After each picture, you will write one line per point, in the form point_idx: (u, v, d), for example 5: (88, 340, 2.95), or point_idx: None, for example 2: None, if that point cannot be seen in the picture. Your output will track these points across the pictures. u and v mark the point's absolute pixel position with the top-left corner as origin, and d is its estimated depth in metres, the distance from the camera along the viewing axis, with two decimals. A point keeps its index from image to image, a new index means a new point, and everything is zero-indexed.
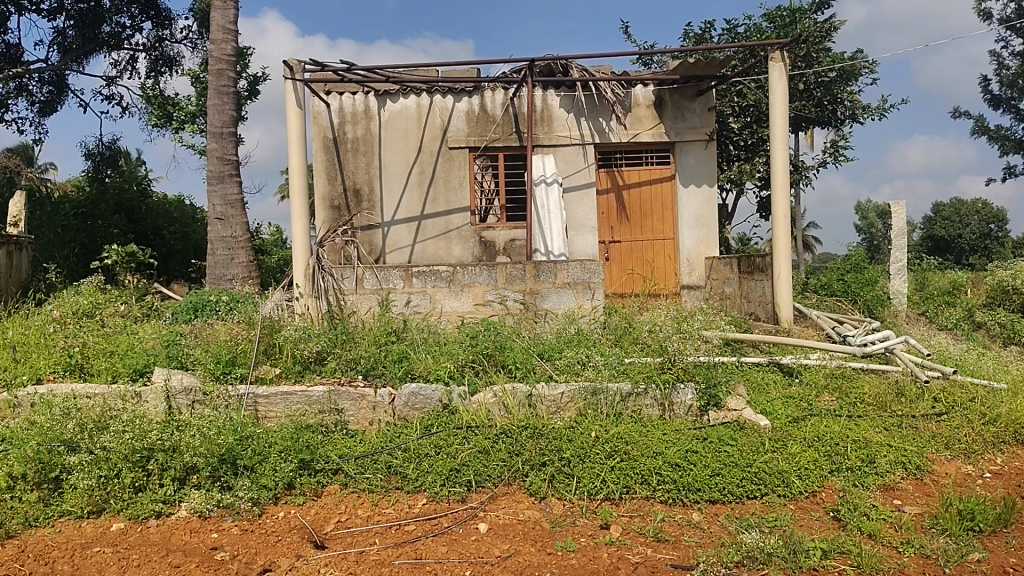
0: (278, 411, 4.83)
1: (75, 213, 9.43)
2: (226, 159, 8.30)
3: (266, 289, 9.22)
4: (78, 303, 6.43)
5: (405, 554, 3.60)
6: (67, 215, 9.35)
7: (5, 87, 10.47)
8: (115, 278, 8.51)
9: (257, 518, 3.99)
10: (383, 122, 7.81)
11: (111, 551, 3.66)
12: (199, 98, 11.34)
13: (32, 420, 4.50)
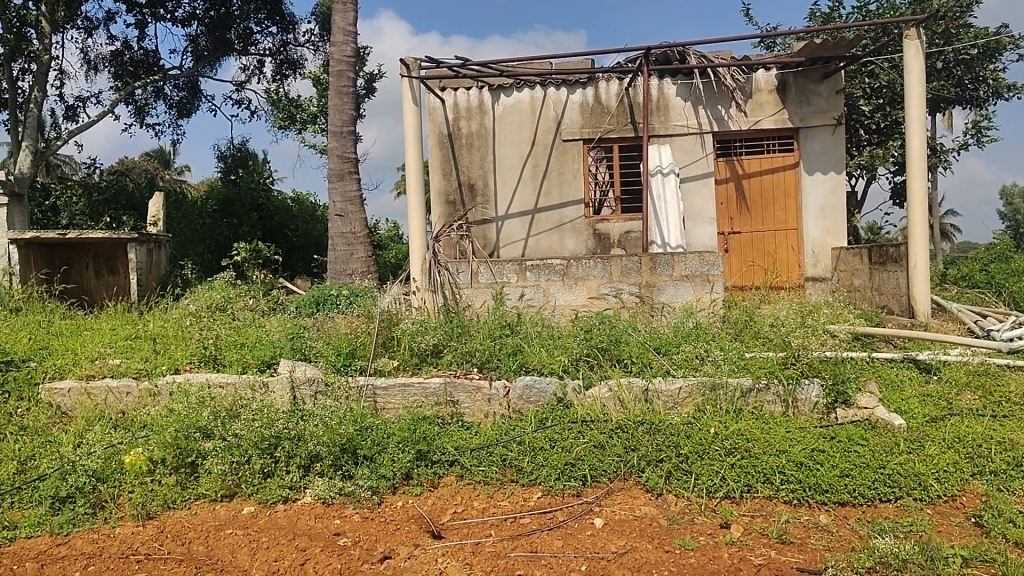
0: (396, 402, 4.94)
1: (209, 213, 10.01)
2: (345, 157, 8.57)
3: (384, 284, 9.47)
4: (211, 298, 6.77)
5: (520, 547, 3.61)
6: (203, 216, 9.98)
7: (144, 93, 11.15)
8: (244, 274, 8.94)
9: (377, 507, 4.09)
10: (497, 116, 7.86)
11: (243, 533, 3.84)
12: (322, 98, 11.76)
13: (170, 408, 4.78)
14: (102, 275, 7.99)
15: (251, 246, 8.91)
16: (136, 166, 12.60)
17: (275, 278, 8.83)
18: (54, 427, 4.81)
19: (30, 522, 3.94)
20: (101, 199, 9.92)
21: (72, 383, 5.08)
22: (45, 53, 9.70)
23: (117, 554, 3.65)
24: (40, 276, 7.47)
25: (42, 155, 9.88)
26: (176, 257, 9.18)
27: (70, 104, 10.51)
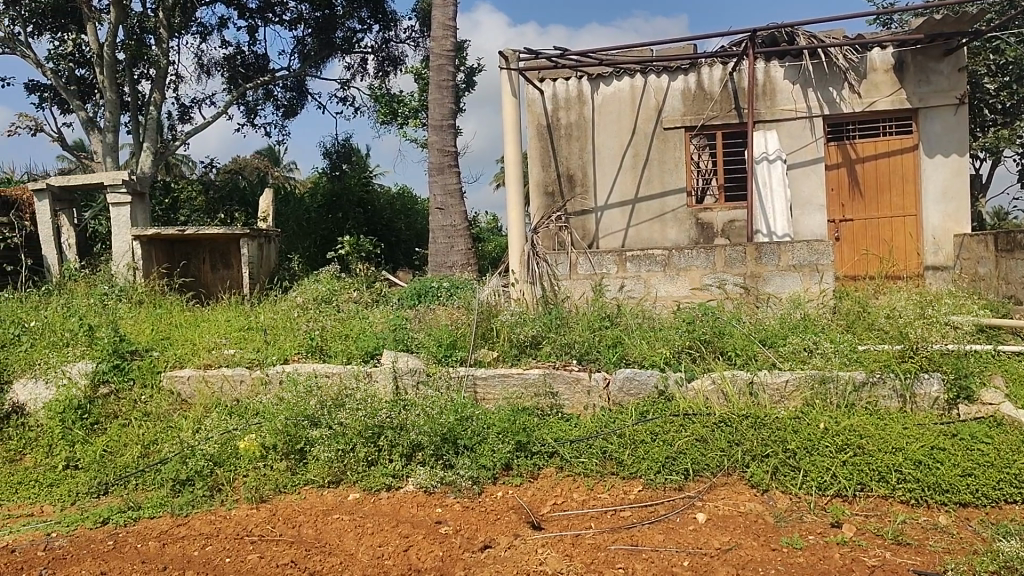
0: (496, 393, 4.99)
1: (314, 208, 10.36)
2: (445, 150, 8.69)
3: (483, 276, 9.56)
4: (318, 291, 7.00)
5: (621, 540, 3.58)
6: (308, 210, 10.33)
7: (255, 94, 11.61)
8: (348, 267, 9.21)
9: (477, 497, 4.14)
10: (596, 106, 7.80)
11: (349, 518, 3.95)
12: (423, 94, 11.95)
13: (280, 397, 4.97)
14: (217, 270, 8.35)
15: (356, 240, 9.19)
16: (246, 164, 13.14)
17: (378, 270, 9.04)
18: (174, 414, 5.08)
19: (154, 503, 4.17)
20: (215, 197, 10.40)
21: (191, 371, 5.34)
22: (163, 58, 10.23)
23: (232, 535, 3.82)
24: (160, 270, 7.89)
25: (161, 156, 10.43)
26: (285, 251, 9.52)
27: (186, 106, 11.05)
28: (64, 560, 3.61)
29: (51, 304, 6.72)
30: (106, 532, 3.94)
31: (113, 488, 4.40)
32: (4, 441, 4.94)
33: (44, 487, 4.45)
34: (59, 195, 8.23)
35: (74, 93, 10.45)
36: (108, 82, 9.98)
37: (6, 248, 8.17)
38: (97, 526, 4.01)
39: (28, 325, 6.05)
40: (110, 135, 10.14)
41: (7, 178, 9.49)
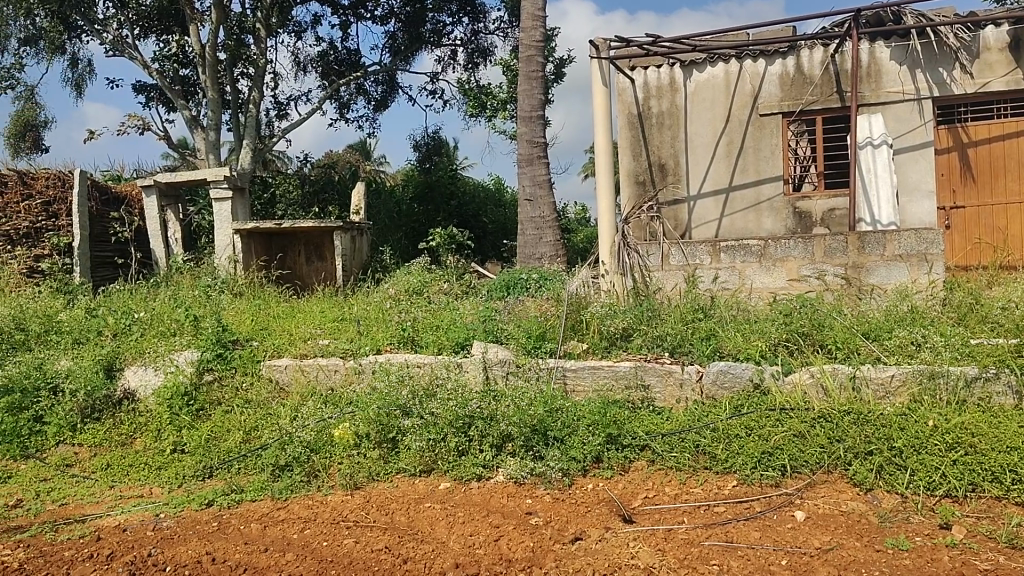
0: (586, 385, 4.96)
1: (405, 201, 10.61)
2: (534, 141, 8.69)
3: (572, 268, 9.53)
4: (409, 283, 7.11)
5: (715, 536, 3.51)
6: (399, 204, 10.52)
7: (348, 90, 11.86)
8: (438, 259, 9.35)
9: (567, 489, 4.13)
10: (689, 93, 7.54)
11: (441, 507, 4.00)
12: (512, 85, 11.98)
13: (373, 386, 5.08)
14: (312, 262, 8.59)
15: (447, 232, 9.34)
16: (338, 158, 13.44)
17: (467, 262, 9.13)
18: (273, 401, 5.25)
19: (255, 486, 4.33)
20: (310, 190, 10.70)
21: (289, 360, 5.51)
22: (261, 57, 10.57)
23: (329, 520, 3.93)
24: (259, 262, 8.19)
25: (259, 152, 10.78)
26: (376, 244, 9.73)
27: (283, 103, 11.38)
28: (171, 540, 3.78)
29: (158, 295, 7.05)
30: (211, 514, 4.11)
31: (217, 472, 4.59)
32: (117, 424, 5.21)
33: (153, 469, 4.68)
34: (165, 191, 8.61)
35: (178, 93, 10.91)
36: (210, 82, 10.38)
37: (117, 242, 8.63)
38: (202, 507, 4.19)
39: (138, 316, 6.36)
40: (212, 133, 10.54)
41: (118, 176, 9.99)
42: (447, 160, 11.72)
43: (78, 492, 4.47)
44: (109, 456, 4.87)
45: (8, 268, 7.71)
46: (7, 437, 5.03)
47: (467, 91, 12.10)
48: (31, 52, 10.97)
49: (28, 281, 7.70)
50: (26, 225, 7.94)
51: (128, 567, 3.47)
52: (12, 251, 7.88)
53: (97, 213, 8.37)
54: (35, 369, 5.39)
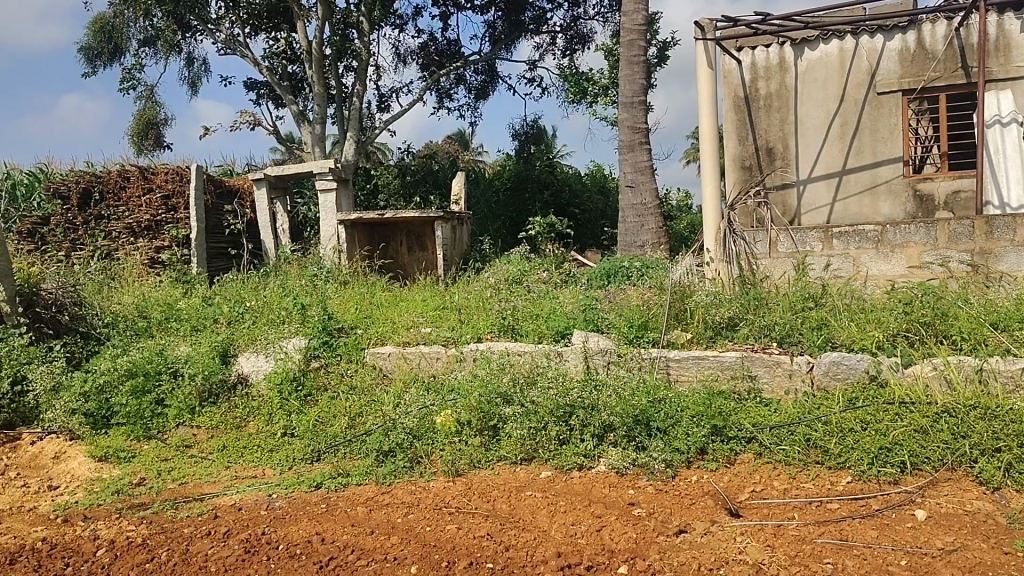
0: (690, 375, 4.88)
1: (504, 189, 10.79)
2: (636, 127, 8.60)
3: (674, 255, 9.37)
4: (509, 272, 7.14)
5: (829, 533, 3.38)
6: (497, 193, 10.68)
7: (448, 80, 11.98)
8: (537, 247, 9.37)
9: (671, 480, 4.07)
10: (800, 73, 7.16)
11: (542, 496, 4.01)
12: (612, 70, 11.84)
13: (474, 374, 5.13)
14: (414, 251, 8.66)
15: (546, 221, 9.37)
16: (437, 148, 13.61)
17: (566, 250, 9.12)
18: (377, 387, 5.37)
19: (361, 471, 4.45)
20: (411, 181, 10.88)
21: (392, 348, 5.61)
22: (364, 50, 10.80)
23: (432, 505, 3.98)
24: (362, 252, 8.36)
25: (362, 145, 11.02)
26: (476, 233, 9.83)
27: (386, 95, 11.61)
28: (283, 520, 3.92)
29: (269, 284, 7.32)
30: (320, 496, 4.24)
31: (324, 456, 4.74)
32: (231, 408, 5.43)
33: (265, 451, 4.87)
34: (275, 184, 8.90)
35: (286, 88, 11.27)
36: (316, 76, 10.67)
37: (230, 234, 9.00)
38: (311, 489, 4.32)
39: (250, 305, 6.62)
40: (318, 126, 10.85)
41: (231, 170, 10.42)
42: (544, 148, 11.70)
43: (196, 471, 4.69)
44: (224, 438, 5.09)
45: (131, 259, 8.22)
46: (132, 418, 5.32)
47: (566, 78, 12.03)
48: (150, 53, 11.54)
49: (148, 271, 8.13)
50: (147, 218, 8.44)
51: (244, 544, 3.62)
52: (136, 244, 8.47)
53: (212, 205, 8.75)
54: (156, 355, 5.68)
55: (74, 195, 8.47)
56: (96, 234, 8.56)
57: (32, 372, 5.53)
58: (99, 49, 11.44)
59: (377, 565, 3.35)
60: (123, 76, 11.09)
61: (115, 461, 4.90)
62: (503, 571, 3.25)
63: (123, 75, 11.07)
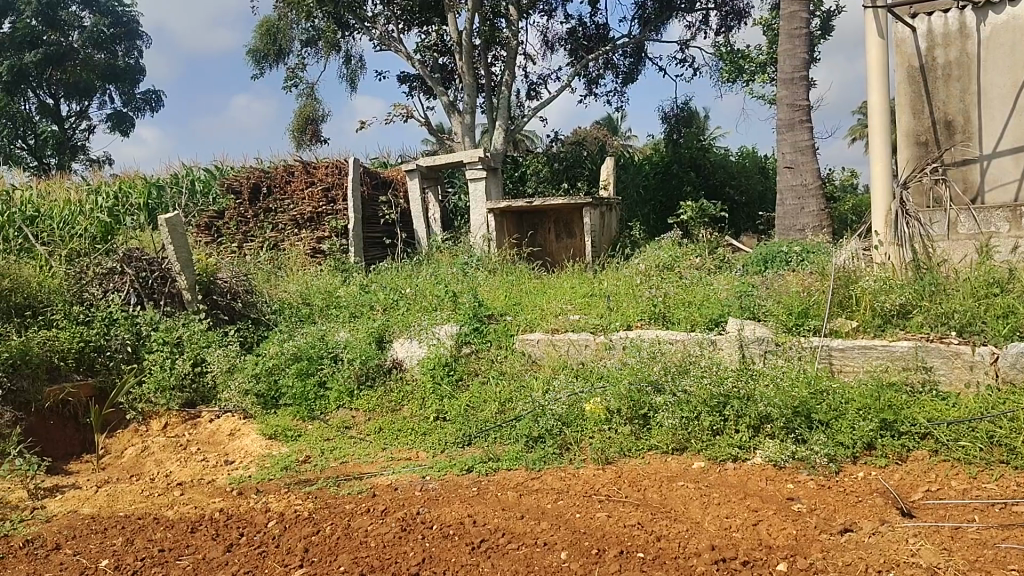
0: (856, 366, 4.66)
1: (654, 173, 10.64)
2: (795, 104, 8.47)
3: (838, 238, 8.90)
4: (659, 258, 7.01)
5: (1014, 538, 3.10)
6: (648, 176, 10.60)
7: (597, 65, 11.89)
8: (690, 232, 9.19)
9: (834, 476, 3.86)
10: (984, 38, 6.24)
11: (694, 486, 3.91)
12: (772, 45, 11.36)
13: (624, 361, 5.08)
14: (562, 239, 8.66)
15: (697, 205, 9.11)
16: (585, 134, 13.58)
17: (719, 234, 8.88)
18: (527, 373, 5.41)
19: (511, 456, 4.50)
20: (560, 168, 10.91)
21: (541, 335, 5.64)
22: (513, 39, 10.89)
23: (582, 493, 3.97)
24: (511, 240, 8.47)
25: (511, 134, 11.15)
26: (625, 219, 9.77)
27: (534, 82, 11.69)
28: (437, 501, 4.02)
29: (422, 272, 7.55)
30: (471, 479, 4.32)
31: (475, 440, 4.83)
32: (387, 391, 5.64)
33: (419, 434, 5.03)
34: (426, 174, 9.14)
35: (438, 80, 11.58)
36: (466, 67, 10.87)
37: (385, 224, 9.36)
38: (463, 473, 4.42)
39: (405, 292, 6.86)
40: (468, 116, 11.06)
41: (386, 162, 10.83)
42: (695, 130, 11.43)
43: (356, 452, 4.91)
44: (381, 420, 5.30)
45: (296, 249, 8.71)
46: (298, 399, 5.64)
47: (720, 57, 11.67)
48: (312, 53, 12.16)
49: (311, 260, 8.59)
50: (310, 210, 8.92)
51: (400, 523, 3.74)
52: (300, 235, 8.95)
53: (368, 197, 9.15)
54: (318, 340, 5.99)
55: (246, 189, 9.12)
56: (264, 226, 9.13)
57: (210, 355, 5.96)
58: (266, 52, 12.17)
59: (527, 549, 3.37)
60: (287, 76, 11.74)
61: (283, 439, 5.21)
62: (655, 562, 3.19)
63: (287, 74, 11.72)
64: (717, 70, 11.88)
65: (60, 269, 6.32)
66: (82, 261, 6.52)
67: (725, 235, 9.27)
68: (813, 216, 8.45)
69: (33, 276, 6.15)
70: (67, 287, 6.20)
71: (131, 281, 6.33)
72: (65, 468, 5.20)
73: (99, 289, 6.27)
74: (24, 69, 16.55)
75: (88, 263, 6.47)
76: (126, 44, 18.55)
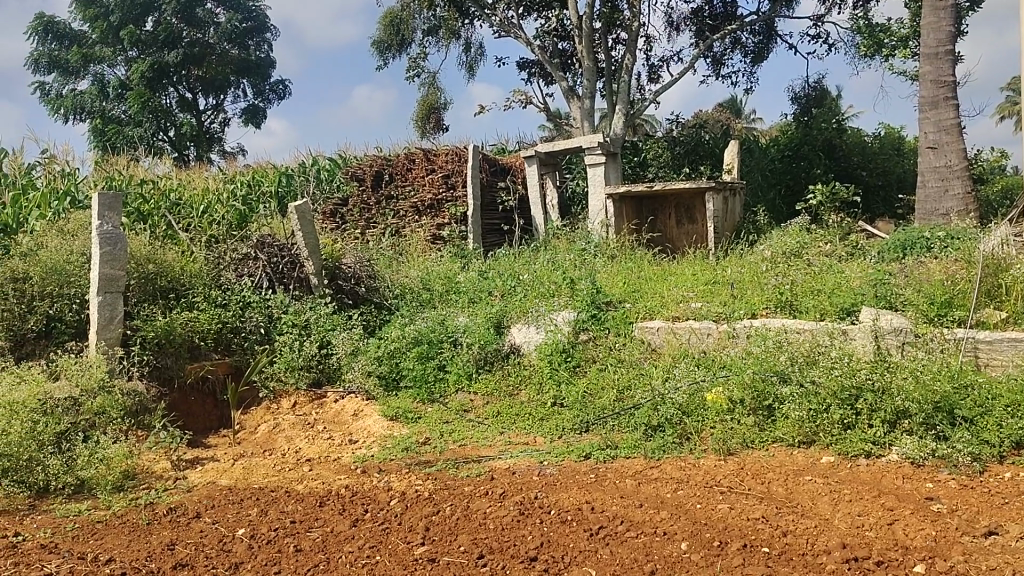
0: (1006, 359, 4.42)
1: (782, 156, 10.32)
2: (940, 81, 8.05)
3: (985, 224, 8.36)
4: (787, 244, 6.78)
5: None
6: (775, 159, 10.28)
7: (723, 44, 11.58)
8: (820, 217, 8.84)
9: (979, 476, 3.65)
10: None
11: (823, 482, 3.77)
12: (914, 18, 10.75)
13: (748, 351, 4.93)
14: (683, 224, 8.49)
15: (827, 189, 8.74)
16: (708, 117, 13.27)
17: (852, 219, 8.49)
18: (646, 361, 5.34)
19: (629, 444, 4.46)
20: (681, 152, 10.71)
21: (661, 323, 5.56)
22: (635, 20, 10.75)
23: (703, 483, 3.89)
24: (630, 226, 8.37)
25: (630, 118, 11.03)
26: (749, 205, 9.51)
27: (656, 64, 11.49)
28: (554, 486, 4.03)
29: (539, 258, 7.58)
30: (589, 466, 4.31)
31: (592, 427, 4.82)
32: (506, 376, 5.70)
33: (537, 420, 5.06)
34: (545, 160, 9.14)
35: (557, 65, 11.56)
36: (587, 51, 10.80)
37: (503, 210, 9.44)
38: (581, 459, 4.42)
39: (522, 278, 6.91)
40: (587, 101, 11.00)
41: (504, 148, 10.91)
42: (826, 111, 10.98)
43: (475, 434, 4.99)
44: (499, 404, 5.36)
45: (416, 235, 8.92)
46: (418, 382, 5.77)
47: (857, 31, 11.13)
48: (434, 42, 12.39)
49: (431, 246, 8.78)
50: (430, 197, 9.09)
51: (518, 506, 3.77)
52: (420, 221, 9.15)
53: (486, 183, 9.25)
54: (439, 325, 6.12)
55: (369, 176, 9.45)
56: (386, 213, 9.39)
57: (335, 338, 6.19)
58: (389, 43, 12.46)
59: (646, 538, 3.33)
60: (409, 65, 11.99)
61: (404, 420, 5.35)
62: (781, 557, 3.08)
63: (409, 64, 11.97)
64: (853, 45, 11.34)
65: (200, 254, 6.72)
66: (219, 247, 6.91)
67: (858, 220, 8.85)
68: (957, 199, 7.99)
69: (176, 259, 6.43)
70: (206, 271, 6.58)
71: (263, 266, 6.65)
72: (204, 441, 5.50)
73: (235, 273, 6.62)
74: (165, 66, 17.67)
75: (225, 248, 6.86)
76: (257, 39, 19.34)
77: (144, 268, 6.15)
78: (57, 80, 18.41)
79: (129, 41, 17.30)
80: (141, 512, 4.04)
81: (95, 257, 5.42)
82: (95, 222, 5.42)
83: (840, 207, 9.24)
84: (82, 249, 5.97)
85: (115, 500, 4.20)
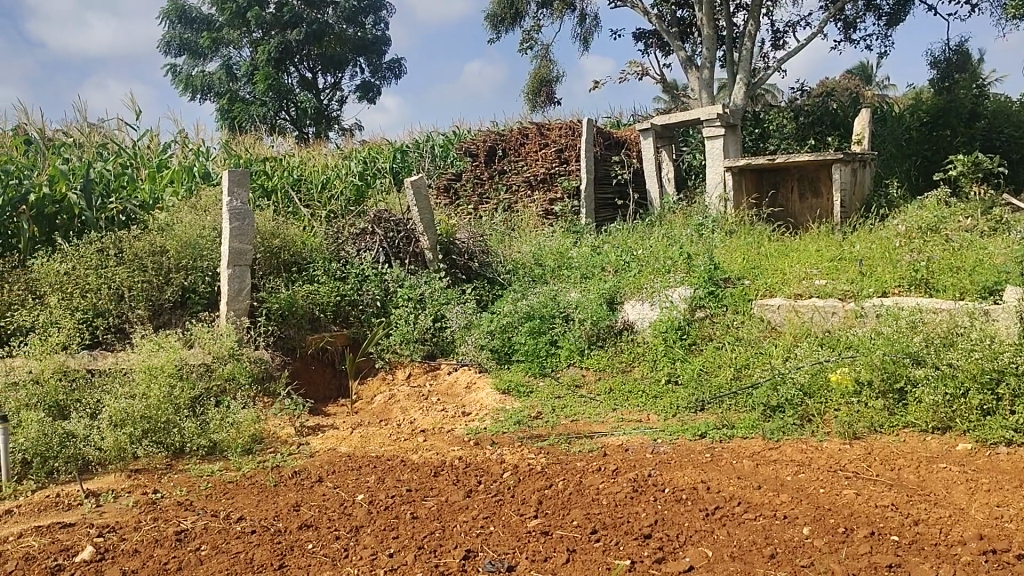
0: None
1: (920, 125, 9.77)
2: None
3: None
4: (922, 217, 6.41)
5: None
6: (912, 128, 9.75)
7: (856, 7, 11.01)
8: (960, 190, 8.32)
9: None
10: None
11: (958, 470, 3.56)
12: None
13: (878, 330, 4.70)
14: (805, 198, 8.16)
15: (969, 158, 8.21)
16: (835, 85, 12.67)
17: (997, 191, 7.95)
18: (766, 340, 5.18)
19: (747, 424, 4.35)
20: (805, 122, 10.29)
21: (782, 301, 5.39)
22: None
23: (826, 467, 3.75)
24: (750, 200, 8.10)
25: (751, 87, 10.66)
26: (880, 176, 9.06)
27: (781, 31, 11.04)
28: (668, 464, 3.98)
29: (654, 233, 7.45)
30: (705, 445, 4.22)
31: (708, 406, 4.72)
32: (619, 352, 5.65)
33: (651, 397, 4.99)
34: (661, 133, 8.96)
35: (675, 34, 11.25)
36: (707, 18, 10.48)
37: (617, 184, 9.33)
38: (696, 438, 4.33)
39: (636, 253, 6.82)
40: (706, 71, 10.69)
41: (619, 121, 10.75)
42: (969, 76, 10.32)
43: (586, 411, 4.97)
44: (612, 381, 5.32)
45: (529, 210, 8.93)
46: (530, 356, 5.79)
47: None
48: (548, 14, 12.31)
49: (543, 221, 8.78)
50: (542, 171, 9.10)
51: (631, 484, 3.73)
52: (533, 195, 9.16)
53: (600, 157, 9.17)
54: (552, 300, 6.12)
55: (482, 151, 9.50)
56: (499, 187, 9.45)
57: (449, 311, 6.29)
58: (503, 16, 12.45)
59: (765, 520, 3.24)
60: (523, 38, 11.95)
61: (516, 394, 5.38)
62: (912, 546, 2.94)
63: (523, 36, 11.93)
64: (999, 6, 10.58)
65: (320, 229, 6.93)
66: (338, 222, 7.13)
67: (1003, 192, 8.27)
68: None
69: (299, 234, 6.67)
70: (326, 246, 6.80)
71: (380, 240, 6.82)
72: (325, 409, 5.70)
73: (354, 248, 6.81)
74: (288, 45, 18.30)
75: (344, 223, 7.06)
76: (373, 17, 19.72)
77: (270, 242, 6.40)
78: (188, 61, 19.36)
79: (256, 23, 17.99)
80: (268, 474, 4.23)
81: (225, 232, 5.67)
82: (226, 198, 5.68)
83: (981, 179, 8.67)
84: (213, 224, 6.26)
85: (244, 462, 4.41)
